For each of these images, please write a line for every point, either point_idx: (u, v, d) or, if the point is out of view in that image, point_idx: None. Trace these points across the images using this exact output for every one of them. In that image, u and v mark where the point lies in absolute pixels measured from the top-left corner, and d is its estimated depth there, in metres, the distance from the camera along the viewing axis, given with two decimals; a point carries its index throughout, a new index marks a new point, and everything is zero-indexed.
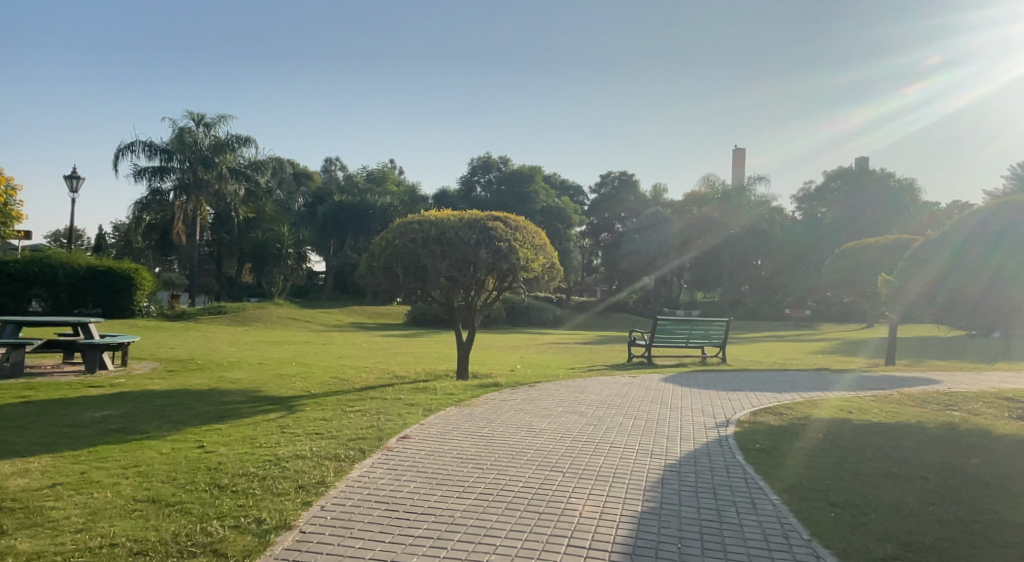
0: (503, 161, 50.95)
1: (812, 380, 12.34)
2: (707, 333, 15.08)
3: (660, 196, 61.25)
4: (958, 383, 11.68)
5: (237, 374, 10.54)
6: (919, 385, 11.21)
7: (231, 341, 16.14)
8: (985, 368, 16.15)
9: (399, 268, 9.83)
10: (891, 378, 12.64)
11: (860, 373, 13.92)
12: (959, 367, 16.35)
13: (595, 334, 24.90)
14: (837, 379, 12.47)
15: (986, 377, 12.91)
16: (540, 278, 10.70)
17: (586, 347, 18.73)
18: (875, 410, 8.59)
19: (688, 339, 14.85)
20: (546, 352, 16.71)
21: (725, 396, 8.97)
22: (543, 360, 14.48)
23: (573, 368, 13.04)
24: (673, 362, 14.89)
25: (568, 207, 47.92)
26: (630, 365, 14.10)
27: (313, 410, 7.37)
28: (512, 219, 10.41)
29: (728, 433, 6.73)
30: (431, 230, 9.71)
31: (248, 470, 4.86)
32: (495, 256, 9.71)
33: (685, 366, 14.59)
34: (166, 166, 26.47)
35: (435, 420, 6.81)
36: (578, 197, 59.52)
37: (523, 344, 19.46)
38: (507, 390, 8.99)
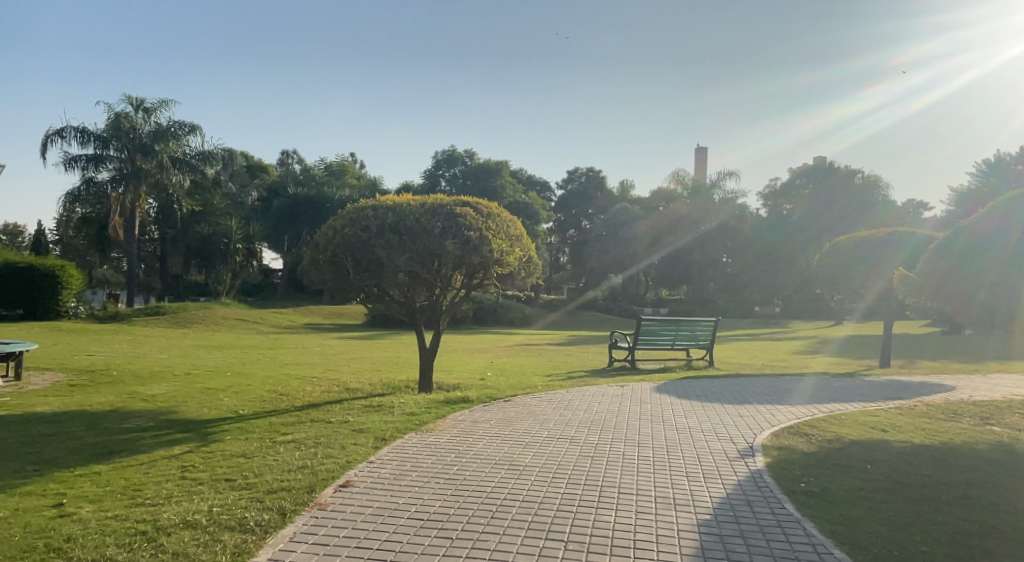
0: (468, 154, 49.35)
1: (815, 386, 11.16)
2: (694, 334, 13.81)
3: (627, 192, 60.34)
4: (975, 389, 10.60)
5: (156, 388, 8.85)
6: (935, 393, 10.08)
7: (165, 346, 14.33)
8: (984, 369, 15.19)
9: (349, 261, 8.18)
10: (899, 383, 11.53)
11: (861, 377, 12.80)
12: (955, 368, 15.42)
13: (568, 334, 23.56)
14: (840, 384, 11.31)
15: (998, 381, 11.90)
16: (515, 274, 9.27)
17: (561, 349, 17.37)
18: (910, 426, 7.34)
19: (674, 341, 13.56)
20: (519, 356, 15.27)
21: (735, 413, 7.61)
22: (516, 366, 13.04)
23: (550, 375, 11.64)
24: (658, 366, 13.58)
25: (535, 202, 46.52)
26: (612, 370, 12.76)
27: (232, 442, 5.77)
28: (484, 207, 8.92)
29: (760, 466, 5.37)
30: (388, 217, 8.16)
31: (104, 553, 3.30)
32: (465, 247, 8.21)
33: (671, 371, 13.30)
34: (102, 155, 24.21)
35: (387, 454, 5.30)
36: (545, 193, 58.23)
37: (493, 346, 18.00)
38: (479, 407, 7.50)
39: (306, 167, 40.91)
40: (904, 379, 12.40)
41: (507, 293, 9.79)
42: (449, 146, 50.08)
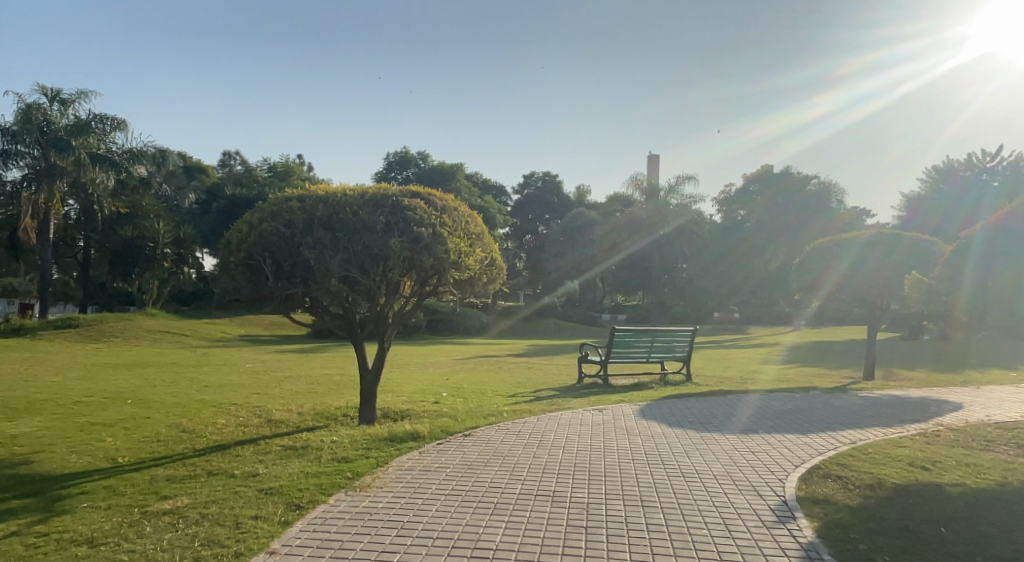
0: (422, 156, 47.74)
1: (809, 402, 9.99)
2: (670, 345, 12.53)
3: (584, 197, 59.42)
4: (984, 407, 9.57)
5: (25, 425, 7.04)
6: (947, 412, 8.99)
7: (64, 364, 12.33)
8: (970, 380, 14.36)
9: (267, 264, 6.43)
10: (898, 399, 10.44)
11: (852, 391, 11.72)
12: (939, 378, 14.51)
13: (529, 345, 22.19)
14: (836, 399, 10.17)
15: (1000, 396, 10.94)
16: (475, 280, 7.81)
17: (522, 362, 15.95)
18: (951, 462, 6.14)
19: (649, 355, 12.24)
20: (477, 371, 13.77)
21: (744, 448, 6.28)
22: (476, 384, 11.52)
23: (514, 395, 10.17)
24: (632, 382, 12.25)
25: (492, 206, 45.07)
26: (582, 388, 11.37)
27: (83, 518, 4.11)
28: (438, 199, 7.38)
29: (812, 536, 4.01)
30: (318, 209, 6.54)
31: None
32: (415, 247, 6.72)
33: (647, 387, 11.98)
34: (11, 150, 21.91)
35: (299, 536, 3.73)
36: (501, 197, 56.96)
37: (448, 359, 16.42)
38: (433, 447, 5.99)
39: (248, 167, 38.63)
40: (898, 393, 11.35)
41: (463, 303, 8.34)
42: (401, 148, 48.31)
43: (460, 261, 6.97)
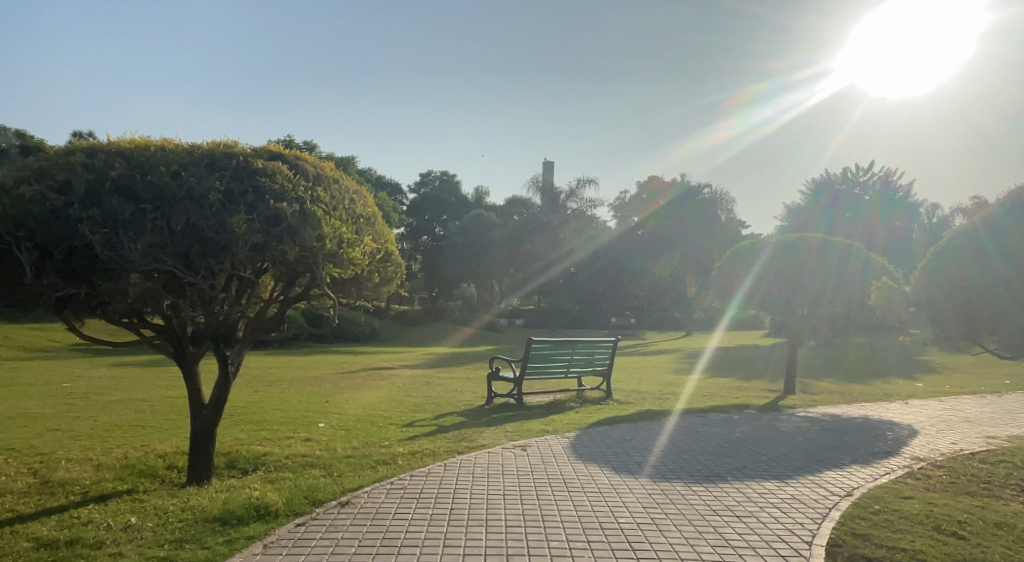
0: (310, 147, 44.24)
1: (750, 424, 8.68)
2: (590, 358, 10.99)
3: (482, 198, 57.83)
4: (937, 429, 8.66)
5: None
6: (908, 437, 7.89)
7: None
8: (889, 393, 13.80)
9: (27, 249, 4.18)
10: (843, 419, 9.38)
11: (786, 408, 10.66)
12: (859, 391, 13.83)
13: (426, 354, 20.17)
14: (781, 421, 8.93)
15: (938, 415, 10.13)
16: (363, 280, 5.88)
17: (419, 375, 13.97)
18: (973, 517, 4.84)
19: (568, 370, 10.61)
20: (366, 389, 11.67)
21: (724, 510, 4.73)
22: (365, 409, 9.45)
23: (411, 424, 8.21)
24: (547, 401, 10.60)
25: (385, 204, 42.28)
26: (492, 410, 9.59)
27: None
28: (312, 164, 5.35)
29: None
30: (116, 169, 4.37)
31: None
32: (270, 230, 4.66)
33: (565, 407, 10.38)
34: None
35: None
36: (396, 195, 54.27)
37: (332, 373, 14.14)
38: (291, 530, 4.00)
39: None
40: (834, 411, 10.36)
41: (348, 308, 6.36)
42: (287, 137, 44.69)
43: (338, 252, 4.93)
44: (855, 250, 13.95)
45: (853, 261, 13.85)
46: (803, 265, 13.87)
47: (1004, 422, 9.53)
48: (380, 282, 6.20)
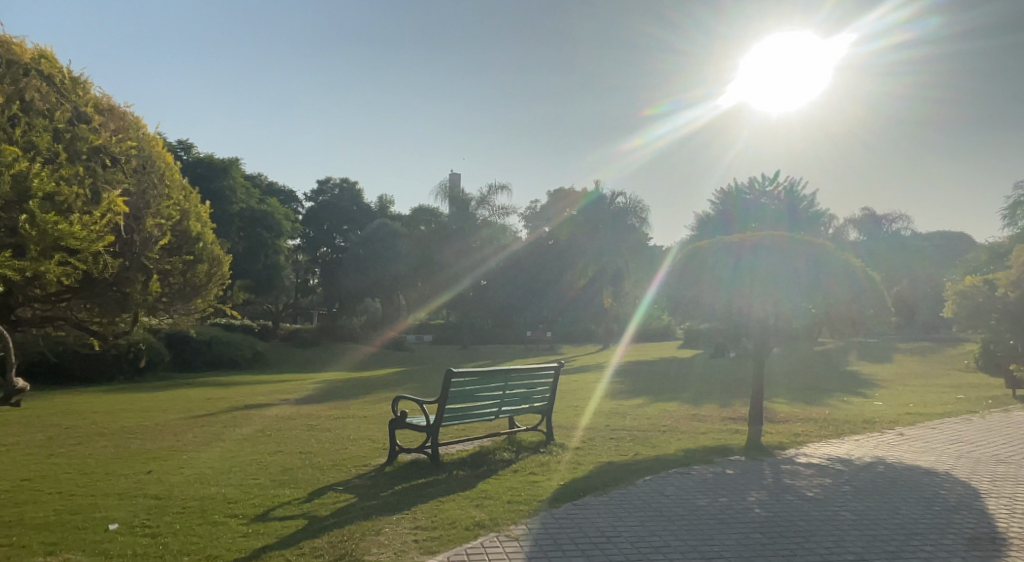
0: (183, 144, 35.93)
1: (757, 484, 6.30)
2: (526, 392, 8.34)
3: (386, 207, 54.27)
4: (985, 480, 6.64)
5: None
6: (983, 505, 5.69)
7: None
8: (860, 414, 11.97)
9: None
10: (859, 468, 7.21)
11: (774, 448, 8.45)
12: (829, 414, 11.93)
13: (316, 383, 16.96)
14: (792, 477, 6.63)
15: (955, 453, 8.22)
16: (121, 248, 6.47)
17: (302, 414, 10.89)
18: None
19: (500, 409, 7.90)
20: (221, 443, 8.52)
21: None
22: (205, 484, 6.39)
23: (271, 517, 5.26)
24: (472, 453, 7.85)
25: (278, 210, 38.25)
26: (399, 475, 6.72)
27: None
28: (68, 74, 6.56)
29: None
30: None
31: None
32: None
33: (499, 460, 7.68)
34: None
35: None
36: (290, 203, 49.95)
37: (181, 416, 10.81)
38: None
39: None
40: (833, 453, 8.24)
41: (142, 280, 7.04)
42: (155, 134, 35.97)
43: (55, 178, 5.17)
44: (768, 243, 11.62)
45: (760, 252, 11.51)
46: (710, 281, 11.69)
47: None
48: (141, 231, 6.93)
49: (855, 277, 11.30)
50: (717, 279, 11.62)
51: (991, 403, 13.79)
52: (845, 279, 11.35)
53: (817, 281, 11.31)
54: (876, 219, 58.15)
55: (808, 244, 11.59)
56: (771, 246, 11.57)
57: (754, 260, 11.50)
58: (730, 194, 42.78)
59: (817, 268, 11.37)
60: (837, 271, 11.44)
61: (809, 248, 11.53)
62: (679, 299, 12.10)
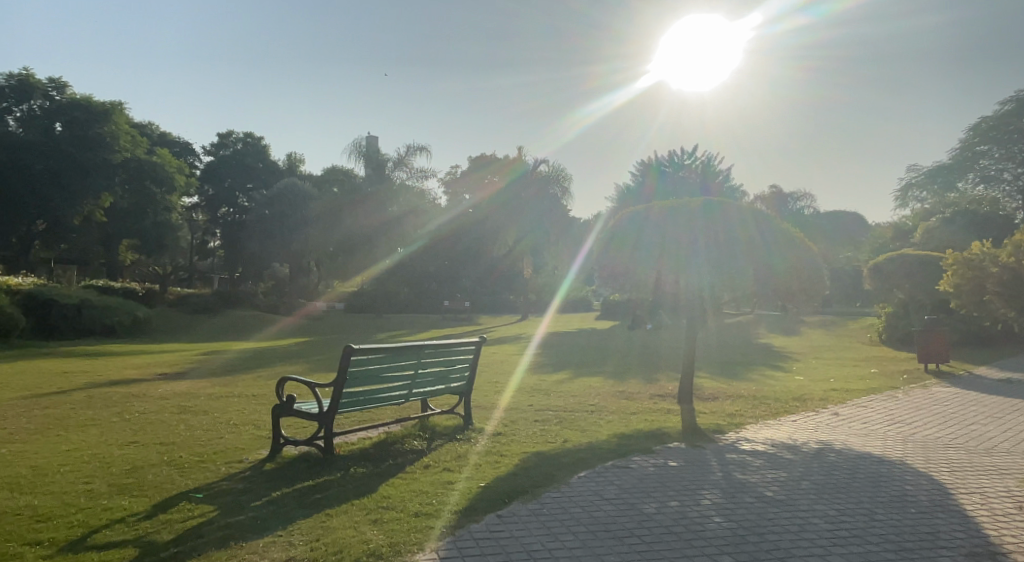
0: (56, 84, 31.78)
1: (709, 481, 5.43)
2: (442, 371, 7.18)
3: (295, 165, 51.15)
4: (942, 471, 6.10)
5: None
6: (956, 504, 5.04)
7: None
8: (789, 390, 11.54)
9: None
10: (810, 457, 6.52)
11: (714, 430, 7.71)
12: (758, 390, 11.43)
13: (204, 353, 15.15)
14: (743, 471, 5.82)
15: (899, 438, 7.73)
16: None
17: (176, 393, 9.30)
18: None
19: (409, 393, 6.68)
20: (60, 431, 6.87)
21: None
22: (15, 493, 4.85)
23: (89, 545, 3.87)
24: (376, 443, 6.60)
25: (171, 163, 34.90)
26: (282, 474, 5.38)
27: None
28: None
29: None
30: None
31: None
32: None
33: (408, 450, 6.49)
34: None
35: None
36: (187, 157, 46.12)
37: (24, 395, 8.96)
38: None
39: None
40: (776, 437, 7.57)
41: None
42: (23, 71, 31.51)
43: None
44: (683, 215, 10.53)
45: (668, 224, 10.57)
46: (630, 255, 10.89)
47: (990, 448, 7.23)
48: None
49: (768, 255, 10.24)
50: (630, 255, 10.87)
51: (906, 379, 13.82)
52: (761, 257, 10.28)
53: (724, 254, 10.28)
54: (784, 197, 60.13)
55: (721, 212, 10.44)
56: (686, 218, 10.50)
57: (662, 235, 10.62)
58: (649, 166, 42.40)
59: (727, 241, 10.31)
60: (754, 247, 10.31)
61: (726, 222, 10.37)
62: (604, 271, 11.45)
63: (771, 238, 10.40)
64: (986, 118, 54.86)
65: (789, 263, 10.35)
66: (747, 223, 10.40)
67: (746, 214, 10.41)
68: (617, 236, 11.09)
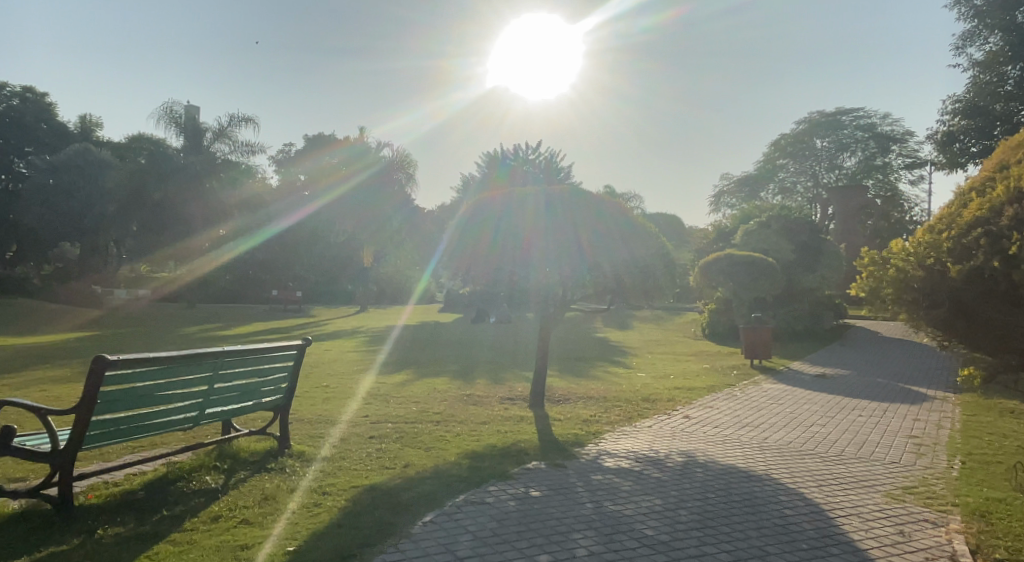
0: None
1: (578, 518, 4.54)
2: (249, 384, 5.68)
3: (92, 130, 44.47)
4: (811, 486, 5.72)
5: None
6: (842, 533, 4.54)
7: None
8: (639, 389, 11.18)
9: None
10: (681, 474, 5.88)
11: (574, 443, 6.90)
12: (609, 390, 10.92)
13: None
14: (616, 500, 5.01)
15: (757, 444, 7.43)
16: None
17: None
18: None
19: (200, 415, 5.13)
20: None
21: None
22: None
23: None
24: (152, 485, 4.99)
25: None
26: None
27: None
28: None
29: None
30: None
31: None
32: None
33: (198, 490, 4.95)
34: None
35: None
36: None
37: None
38: None
39: None
40: (640, 448, 6.91)
41: None
42: None
43: None
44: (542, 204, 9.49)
45: (517, 211, 9.55)
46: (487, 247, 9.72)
47: (843, 454, 7.11)
48: None
49: (625, 250, 9.48)
50: (476, 242, 9.78)
51: (739, 374, 14.19)
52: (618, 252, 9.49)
53: (573, 249, 9.41)
54: None
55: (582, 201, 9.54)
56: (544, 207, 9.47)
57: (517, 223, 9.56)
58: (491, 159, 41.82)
59: (585, 233, 9.42)
60: (612, 242, 9.48)
61: (585, 212, 9.48)
62: (455, 264, 10.16)
63: (625, 231, 9.59)
64: (786, 135, 61.02)
65: (640, 261, 9.63)
66: (602, 214, 9.49)
67: (601, 202, 9.45)
68: (464, 219, 9.96)
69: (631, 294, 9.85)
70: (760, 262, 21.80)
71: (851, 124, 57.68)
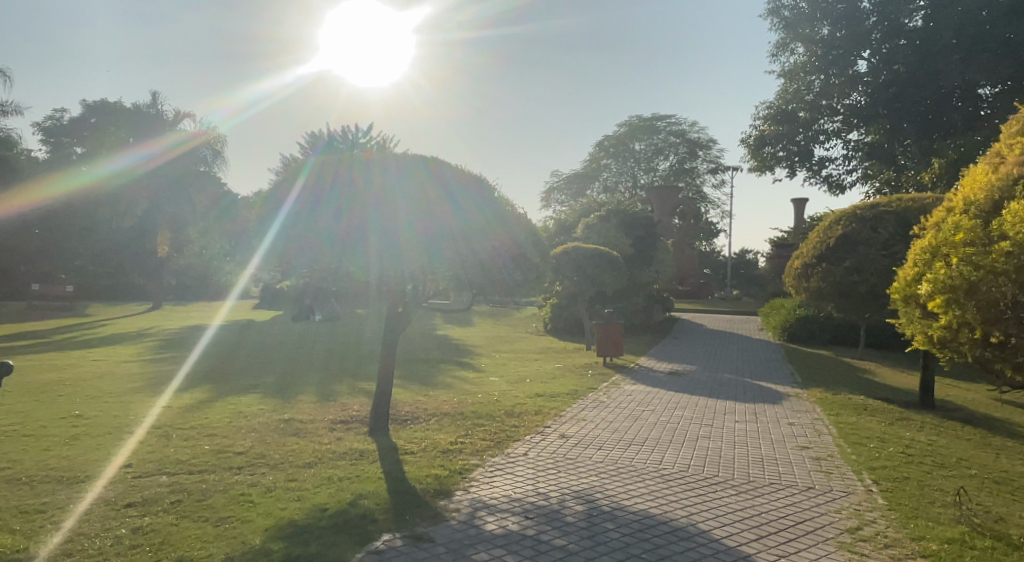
0: None
1: None
2: None
3: None
4: (751, 540, 4.42)
5: None
6: None
7: None
8: (495, 400, 9.55)
9: None
10: (590, 538, 4.30)
11: (433, 491, 5.08)
12: (462, 402, 9.17)
13: None
14: None
15: (655, 472, 6.10)
16: None
17: None
18: None
19: None
20: None
21: None
22: None
23: None
24: None
25: None
26: None
27: None
28: None
29: None
30: None
31: None
32: None
33: None
34: None
35: None
36: None
37: None
38: None
39: None
40: (521, 493, 5.23)
41: None
42: None
43: None
44: (385, 187, 7.32)
45: (354, 196, 7.30)
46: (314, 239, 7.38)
47: (754, 482, 5.96)
48: None
49: (485, 245, 7.70)
50: (300, 232, 7.39)
51: (594, 375, 13.12)
52: (477, 247, 7.67)
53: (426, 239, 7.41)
54: None
55: (433, 184, 7.52)
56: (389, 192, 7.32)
57: (354, 211, 7.31)
58: (314, 140, 38.24)
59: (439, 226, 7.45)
60: (470, 234, 7.61)
61: (438, 200, 7.48)
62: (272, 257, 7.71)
63: (488, 216, 7.86)
64: (608, 136, 63.03)
65: (508, 251, 8.04)
66: (461, 194, 7.66)
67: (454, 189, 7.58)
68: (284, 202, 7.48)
69: (498, 292, 8.13)
70: (602, 255, 21.25)
71: (665, 129, 60.96)
